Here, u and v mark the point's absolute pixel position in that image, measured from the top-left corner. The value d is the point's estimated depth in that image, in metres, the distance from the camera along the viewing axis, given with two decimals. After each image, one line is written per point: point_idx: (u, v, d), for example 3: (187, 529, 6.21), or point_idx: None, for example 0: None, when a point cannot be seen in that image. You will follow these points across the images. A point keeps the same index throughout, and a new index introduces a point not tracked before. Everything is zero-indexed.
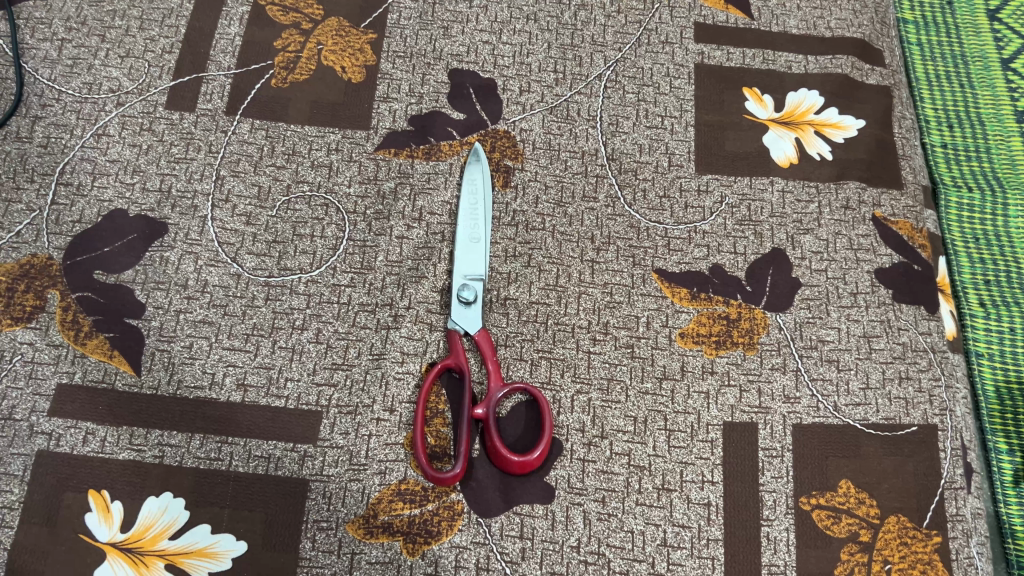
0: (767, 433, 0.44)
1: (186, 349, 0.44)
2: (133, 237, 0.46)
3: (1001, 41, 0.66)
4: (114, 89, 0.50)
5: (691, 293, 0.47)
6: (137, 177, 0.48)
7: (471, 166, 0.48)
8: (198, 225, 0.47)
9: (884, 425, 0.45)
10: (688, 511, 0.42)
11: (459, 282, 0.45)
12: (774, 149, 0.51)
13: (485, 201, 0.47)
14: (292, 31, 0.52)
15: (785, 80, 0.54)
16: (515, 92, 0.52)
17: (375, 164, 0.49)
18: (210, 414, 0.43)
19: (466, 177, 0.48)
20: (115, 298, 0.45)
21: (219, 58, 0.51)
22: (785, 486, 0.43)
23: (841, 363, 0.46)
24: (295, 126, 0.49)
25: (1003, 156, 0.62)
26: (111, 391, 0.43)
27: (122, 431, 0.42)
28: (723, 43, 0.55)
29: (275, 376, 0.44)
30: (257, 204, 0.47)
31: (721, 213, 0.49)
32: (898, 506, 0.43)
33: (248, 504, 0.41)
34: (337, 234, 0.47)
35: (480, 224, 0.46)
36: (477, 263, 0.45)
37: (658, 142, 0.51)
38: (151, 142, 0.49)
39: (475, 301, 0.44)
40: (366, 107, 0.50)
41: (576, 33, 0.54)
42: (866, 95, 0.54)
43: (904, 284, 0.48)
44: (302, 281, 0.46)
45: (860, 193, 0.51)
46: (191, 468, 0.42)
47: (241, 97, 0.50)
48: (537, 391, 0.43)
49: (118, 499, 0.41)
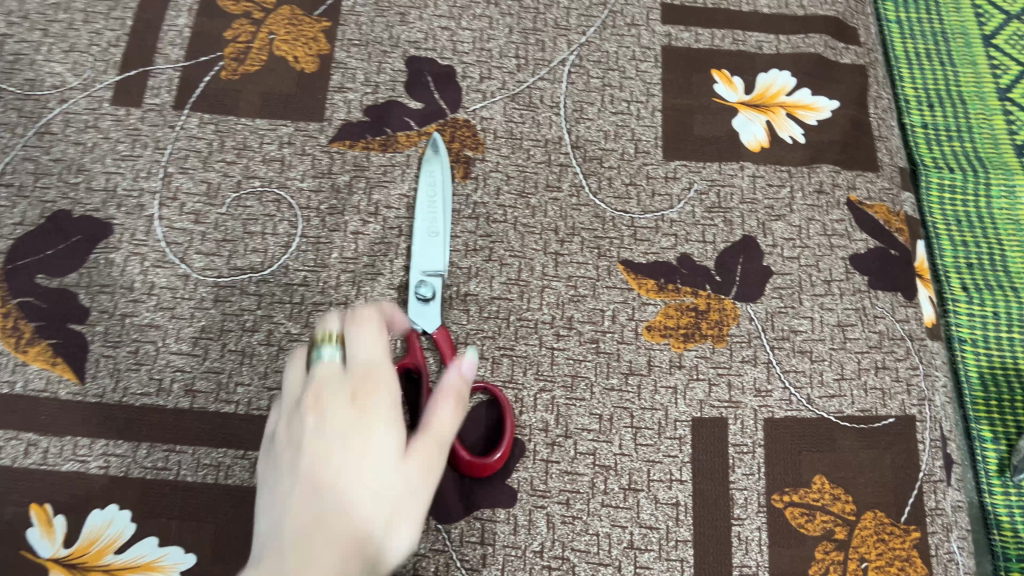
0: (738, 428, 0.42)
1: (132, 354, 0.42)
2: (78, 239, 0.45)
3: (982, 17, 0.64)
4: (58, 85, 0.48)
5: (658, 284, 0.45)
6: (81, 176, 0.46)
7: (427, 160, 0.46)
8: (145, 224, 0.45)
9: (860, 417, 0.43)
10: (656, 511, 0.40)
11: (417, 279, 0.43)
12: (744, 133, 0.49)
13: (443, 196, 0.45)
14: (243, 21, 0.50)
15: (756, 61, 0.52)
16: (475, 80, 0.50)
17: (330, 157, 0.47)
18: (157, 422, 0.41)
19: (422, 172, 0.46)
20: (58, 303, 0.43)
21: (167, 51, 0.49)
22: (756, 484, 0.41)
23: (815, 353, 0.44)
24: (246, 120, 0.48)
25: (985, 135, 0.60)
26: (54, 400, 0.41)
27: (65, 442, 0.41)
28: (691, 24, 0.53)
29: (226, 381, 0.42)
30: (206, 201, 0.46)
31: (689, 200, 0.47)
32: (875, 501, 0.42)
33: (197, 514, 0.40)
34: (290, 231, 0.45)
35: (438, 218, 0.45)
36: (436, 258, 0.44)
37: (624, 128, 0.49)
38: (96, 139, 0.47)
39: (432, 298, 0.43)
40: (320, 98, 0.48)
41: (538, 17, 0.52)
42: (840, 75, 0.53)
43: (880, 269, 0.47)
44: (253, 280, 0.44)
45: (833, 177, 0.49)
46: (138, 478, 0.40)
47: (190, 91, 0.48)
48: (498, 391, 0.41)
49: (61, 513, 0.39)
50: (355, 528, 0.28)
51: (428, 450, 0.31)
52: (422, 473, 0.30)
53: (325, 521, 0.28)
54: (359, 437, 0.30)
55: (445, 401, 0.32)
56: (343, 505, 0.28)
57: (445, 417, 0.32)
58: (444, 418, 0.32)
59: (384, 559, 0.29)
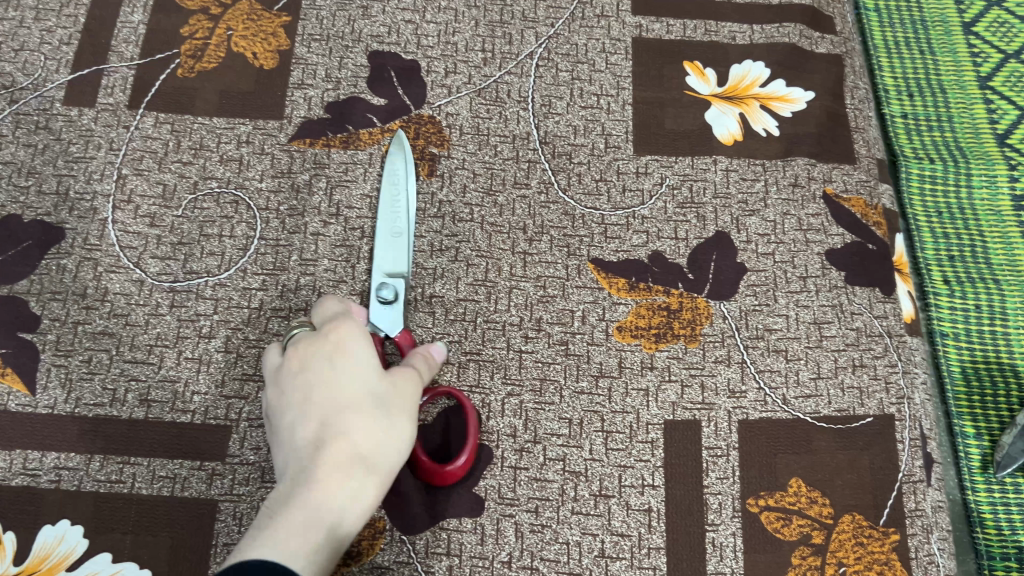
0: (711, 431, 0.41)
1: (84, 363, 0.41)
2: (28, 245, 0.43)
3: (962, 3, 0.63)
4: (7, 85, 0.46)
5: (629, 283, 0.44)
6: (32, 179, 0.44)
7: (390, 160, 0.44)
8: (98, 228, 0.44)
9: (837, 417, 0.42)
10: (627, 518, 0.39)
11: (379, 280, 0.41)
12: (717, 126, 0.48)
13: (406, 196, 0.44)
14: (199, 16, 0.49)
15: (729, 52, 0.51)
16: (440, 75, 0.48)
17: (289, 156, 0.45)
18: (110, 433, 0.40)
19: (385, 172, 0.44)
20: (8, 312, 0.42)
21: (121, 49, 0.48)
22: (730, 488, 0.40)
23: (791, 352, 0.43)
24: (203, 119, 0.46)
25: (966, 125, 0.58)
26: (3, 412, 0.40)
27: (15, 455, 0.39)
28: (663, 15, 0.51)
29: (181, 390, 0.40)
30: (162, 204, 0.44)
31: (661, 196, 0.46)
32: (853, 504, 0.41)
33: (152, 528, 0.38)
34: (248, 233, 0.44)
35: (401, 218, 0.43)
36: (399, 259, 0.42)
37: (593, 123, 0.48)
38: (46, 141, 0.45)
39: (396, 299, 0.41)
40: (280, 95, 0.47)
41: (505, 9, 0.51)
42: (816, 65, 0.51)
43: (857, 265, 0.46)
44: (209, 285, 0.42)
45: (809, 170, 0.48)
46: (90, 492, 0.39)
47: (145, 90, 0.47)
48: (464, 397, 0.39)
49: (10, 529, 0.38)
50: (356, 432, 0.34)
51: (406, 374, 0.37)
52: (405, 387, 0.36)
53: (326, 435, 0.34)
54: (342, 369, 0.35)
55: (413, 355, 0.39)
56: (338, 416, 0.34)
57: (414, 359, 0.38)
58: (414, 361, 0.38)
59: (389, 450, 0.34)
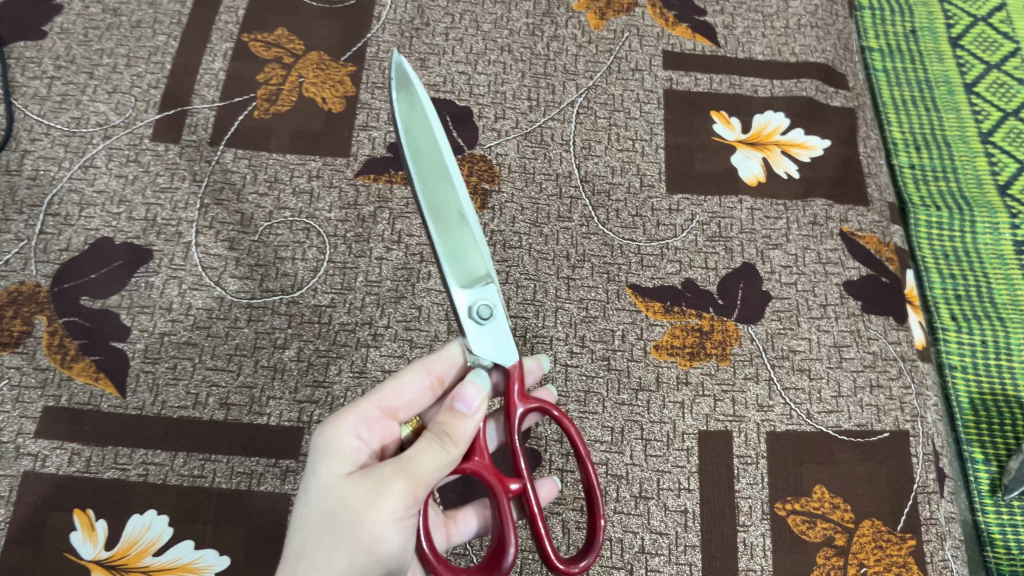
0: (742, 440, 0.45)
1: (170, 370, 0.45)
2: (119, 264, 0.47)
3: (964, 67, 0.68)
4: (101, 123, 0.52)
5: (665, 306, 0.48)
6: (123, 207, 0.49)
7: (408, 161, 0.33)
8: (183, 251, 0.48)
9: (857, 431, 0.46)
10: (665, 518, 0.43)
11: (471, 294, 0.35)
12: (742, 169, 0.53)
13: (447, 188, 0.34)
14: (274, 65, 0.54)
15: (751, 103, 0.56)
16: (490, 120, 0.53)
17: (356, 190, 0.50)
18: (193, 433, 0.44)
19: (417, 187, 0.33)
20: (101, 323, 0.46)
21: (203, 92, 0.53)
22: (760, 493, 0.44)
23: (813, 371, 0.47)
24: (278, 155, 0.51)
25: (969, 176, 0.63)
26: (96, 412, 0.44)
27: (107, 451, 0.43)
28: (691, 70, 0.56)
29: (258, 395, 0.44)
30: (240, 229, 0.49)
31: (692, 230, 0.50)
32: (872, 510, 0.44)
33: (231, 519, 0.42)
34: (318, 256, 0.48)
35: (462, 211, 0.34)
36: (478, 261, 0.35)
37: (629, 164, 0.52)
38: (137, 173, 0.50)
39: (495, 311, 0.35)
40: (346, 135, 0.52)
41: (549, 63, 0.56)
42: (831, 117, 0.56)
43: (872, 295, 0.50)
44: (284, 301, 0.47)
45: (827, 210, 0.52)
46: (175, 485, 0.42)
47: (225, 128, 0.52)
48: (562, 415, 0.36)
49: (102, 518, 0.42)
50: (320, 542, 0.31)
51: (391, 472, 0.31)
52: (379, 498, 0.31)
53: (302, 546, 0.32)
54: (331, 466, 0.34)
55: (432, 432, 0.33)
56: (304, 536, 0.32)
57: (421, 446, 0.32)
58: (423, 444, 0.32)
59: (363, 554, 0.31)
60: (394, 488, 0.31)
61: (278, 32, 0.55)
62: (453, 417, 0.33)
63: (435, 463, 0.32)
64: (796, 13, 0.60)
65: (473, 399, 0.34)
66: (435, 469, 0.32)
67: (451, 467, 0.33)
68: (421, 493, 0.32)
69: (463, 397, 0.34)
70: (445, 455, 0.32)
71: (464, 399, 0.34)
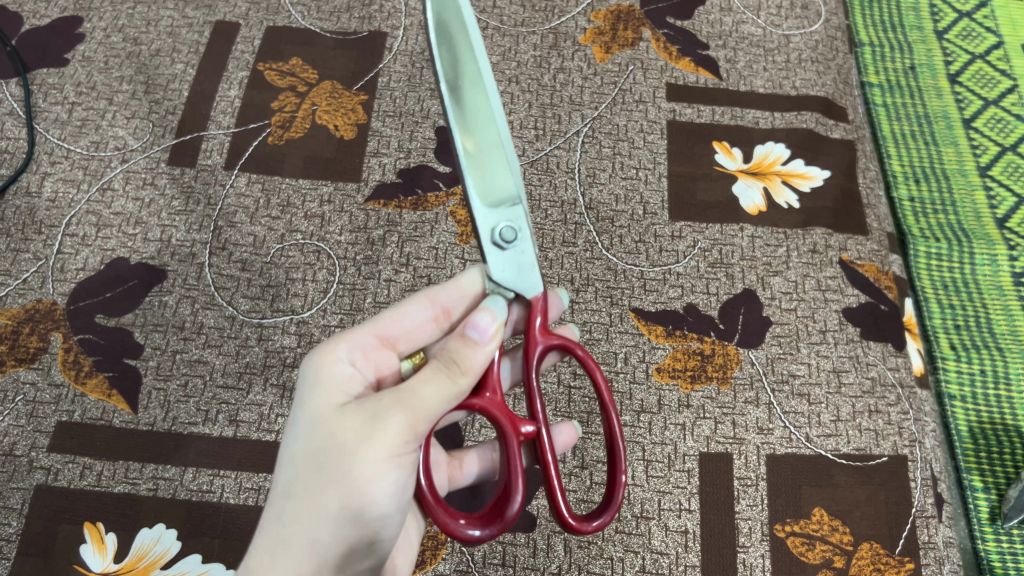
0: (742, 463, 0.45)
1: (181, 387, 0.46)
2: (133, 283, 0.49)
3: (962, 102, 0.68)
4: (120, 147, 0.53)
5: (667, 330, 0.49)
6: (139, 228, 0.50)
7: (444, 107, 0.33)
8: (196, 271, 0.49)
9: (856, 455, 0.46)
10: (666, 538, 0.43)
11: (495, 219, 0.34)
12: (743, 198, 0.54)
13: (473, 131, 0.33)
14: (288, 93, 0.56)
15: (752, 134, 0.57)
16: None
17: (365, 214, 0.51)
18: (203, 449, 0.44)
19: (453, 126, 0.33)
20: (115, 340, 0.47)
21: (219, 119, 0.54)
22: (760, 514, 0.44)
23: (813, 396, 0.48)
24: (290, 180, 0.52)
25: (968, 209, 0.63)
26: (109, 428, 0.45)
27: (118, 466, 0.44)
28: (693, 102, 0.58)
29: (267, 412, 0.45)
30: (253, 251, 0.50)
31: (694, 256, 0.51)
32: (871, 533, 0.45)
33: (238, 534, 0.43)
34: (328, 278, 0.49)
35: (495, 136, 0.33)
36: (505, 184, 0.34)
37: (633, 192, 0.54)
38: (153, 196, 0.52)
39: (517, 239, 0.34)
40: (357, 162, 0.53)
41: (555, 94, 0.57)
42: (831, 148, 0.57)
43: (871, 322, 0.51)
44: (293, 322, 0.48)
45: (826, 239, 0.53)
46: (184, 500, 0.43)
47: (239, 153, 0.53)
48: (585, 356, 0.37)
49: (112, 531, 0.42)
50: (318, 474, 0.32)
51: (389, 407, 0.32)
52: (374, 435, 0.31)
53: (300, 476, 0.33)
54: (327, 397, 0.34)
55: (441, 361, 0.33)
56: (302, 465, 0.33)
57: (427, 379, 0.32)
58: (428, 376, 0.32)
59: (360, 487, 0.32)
60: (389, 423, 0.31)
61: (292, 62, 0.57)
62: (465, 346, 0.33)
63: (438, 396, 0.32)
64: (797, 47, 0.62)
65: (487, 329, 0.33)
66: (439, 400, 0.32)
67: (459, 397, 0.33)
68: (422, 428, 0.32)
69: (477, 325, 0.33)
70: (450, 388, 0.32)
71: (477, 328, 0.33)
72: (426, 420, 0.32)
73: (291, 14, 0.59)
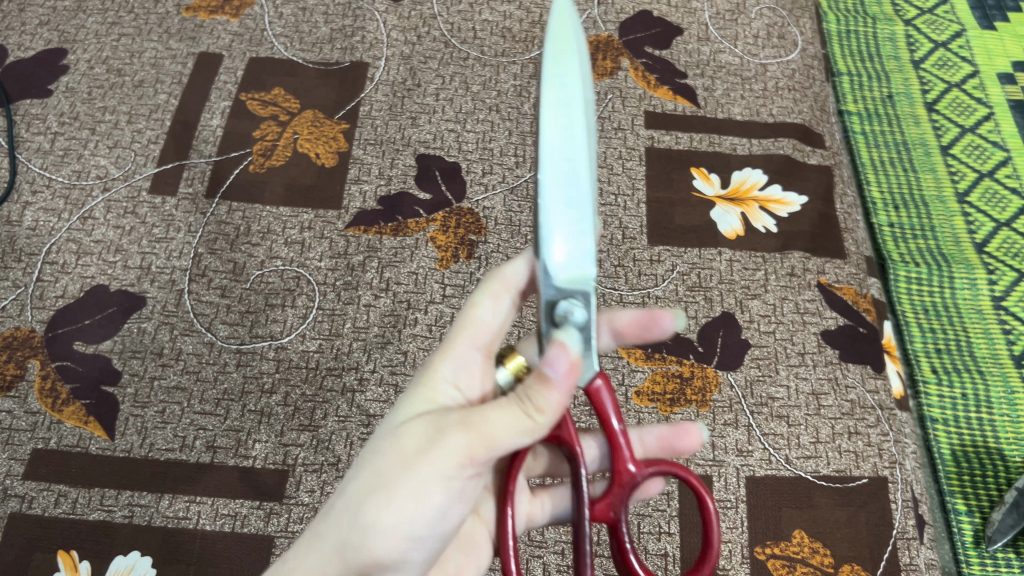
0: (722, 485, 0.45)
1: (159, 414, 0.46)
2: (113, 310, 0.49)
3: (940, 130, 0.68)
4: (101, 176, 0.53)
5: (646, 353, 0.49)
6: (119, 255, 0.51)
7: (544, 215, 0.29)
8: (175, 297, 0.49)
9: (835, 477, 0.46)
10: (646, 561, 0.43)
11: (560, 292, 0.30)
12: (721, 222, 0.54)
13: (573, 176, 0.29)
14: (270, 122, 0.56)
15: (730, 160, 0.58)
16: (478, 174, 0.55)
17: (346, 240, 0.52)
18: (180, 475, 0.44)
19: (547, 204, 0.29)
20: (93, 367, 0.47)
21: (201, 147, 0.55)
22: (740, 537, 0.44)
23: (792, 418, 0.48)
24: (271, 207, 0.53)
25: (947, 235, 0.63)
26: (85, 454, 0.44)
27: (93, 493, 0.43)
28: (671, 129, 0.59)
29: (244, 438, 0.45)
30: (232, 278, 0.50)
31: (673, 280, 0.52)
32: (851, 555, 0.44)
33: (214, 561, 0.42)
34: (308, 304, 0.49)
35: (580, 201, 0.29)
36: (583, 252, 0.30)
37: (612, 218, 0.54)
38: (133, 224, 0.52)
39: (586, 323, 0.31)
40: (338, 189, 0.54)
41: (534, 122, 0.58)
42: (808, 174, 0.58)
43: (850, 344, 0.51)
44: (272, 347, 0.48)
45: (804, 262, 0.53)
46: (159, 527, 0.43)
47: (220, 182, 0.53)
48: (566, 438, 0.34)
49: (86, 558, 0.42)
50: (373, 478, 0.31)
51: (455, 425, 0.31)
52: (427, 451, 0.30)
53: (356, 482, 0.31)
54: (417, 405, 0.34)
55: (520, 394, 0.30)
56: (364, 479, 0.31)
57: (506, 414, 0.30)
58: (510, 404, 0.30)
59: (399, 508, 0.30)
60: (451, 442, 0.30)
61: (274, 91, 0.58)
62: (543, 385, 0.30)
63: (508, 428, 0.30)
64: (774, 76, 0.62)
65: (563, 367, 0.29)
66: (510, 440, 0.30)
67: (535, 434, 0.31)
68: (480, 455, 0.30)
69: (551, 363, 0.29)
70: (524, 424, 0.30)
71: (549, 365, 0.29)
72: (489, 451, 0.30)
73: (274, 46, 0.60)
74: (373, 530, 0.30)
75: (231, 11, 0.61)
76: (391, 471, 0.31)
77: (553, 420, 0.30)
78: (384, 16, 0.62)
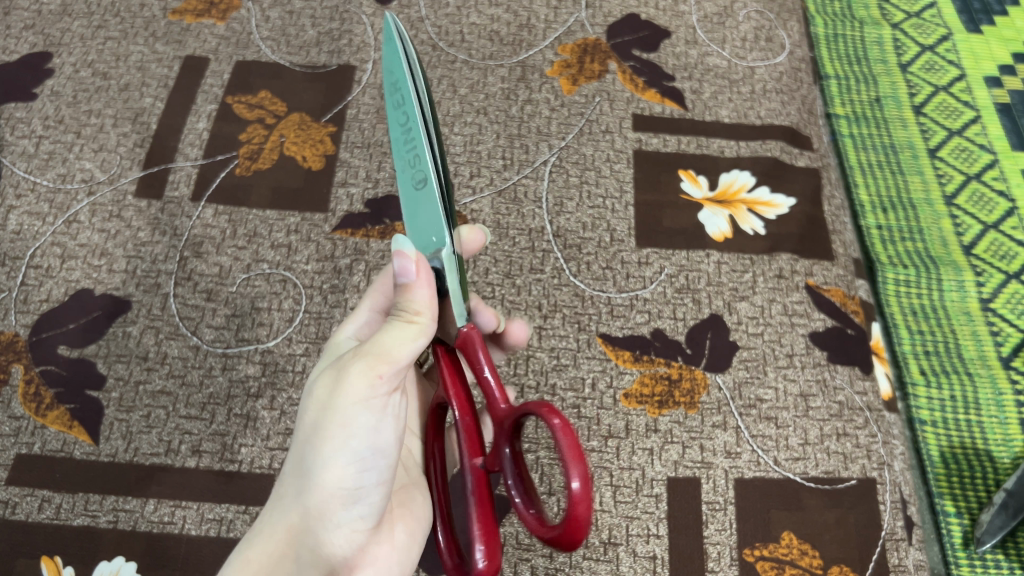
0: (710, 487, 0.45)
1: (144, 418, 0.45)
2: (97, 314, 0.48)
3: (927, 133, 0.68)
4: (86, 179, 0.53)
5: (634, 355, 0.49)
6: (104, 259, 0.50)
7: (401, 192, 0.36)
8: (161, 301, 0.49)
9: (825, 478, 0.46)
10: (634, 564, 0.43)
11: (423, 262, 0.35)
12: (709, 225, 0.54)
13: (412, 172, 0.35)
14: (256, 125, 0.56)
15: (718, 163, 0.58)
16: (466, 177, 0.55)
17: (333, 243, 0.51)
18: (165, 480, 0.44)
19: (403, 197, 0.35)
20: (77, 372, 0.46)
21: (187, 151, 0.55)
22: (728, 539, 0.44)
23: (780, 420, 0.48)
24: (257, 210, 0.52)
25: (935, 237, 0.63)
26: (69, 459, 0.44)
27: (77, 498, 0.43)
28: (659, 131, 0.58)
29: (230, 442, 0.45)
30: (219, 281, 0.50)
31: (661, 282, 0.52)
32: (840, 557, 0.44)
33: (199, 566, 0.42)
34: (294, 307, 0.49)
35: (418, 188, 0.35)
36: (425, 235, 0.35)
37: (600, 220, 0.54)
38: (118, 227, 0.51)
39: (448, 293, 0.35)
40: (325, 192, 0.53)
41: (522, 125, 0.58)
42: (796, 175, 0.58)
43: (838, 345, 0.51)
44: (258, 351, 0.48)
45: (792, 264, 0.53)
46: (144, 532, 0.42)
47: (206, 186, 0.53)
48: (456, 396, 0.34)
49: (70, 564, 0.41)
50: (309, 425, 0.33)
51: (354, 357, 0.32)
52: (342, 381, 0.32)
53: (300, 434, 0.34)
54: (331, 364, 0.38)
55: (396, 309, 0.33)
56: (303, 429, 0.33)
57: (392, 325, 0.32)
58: (392, 321, 0.33)
59: (336, 442, 0.32)
60: (353, 367, 0.32)
61: (260, 95, 0.57)
62: (405, 291, 0.33)
63: (395, 339, 0.32)
64: (762, 78, 0.62)
65: (409, 269, 0.32)
66: (404, 348, 0.32)
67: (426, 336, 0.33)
68: (384, 369, 0.32)
69: (402, 270, 0.33)
70: (408, 331, 0.32)
71: (401, 274, 0.33)
72: (389, 361, 0.32)
73: (261, 49, 0.60)
74: (320, 469, 0.32)
75: (218, 14, 0.61)
76: (319, 412, 0.33)
77: (433, 320, 0.33)
78: (372, 19, 0.62)
